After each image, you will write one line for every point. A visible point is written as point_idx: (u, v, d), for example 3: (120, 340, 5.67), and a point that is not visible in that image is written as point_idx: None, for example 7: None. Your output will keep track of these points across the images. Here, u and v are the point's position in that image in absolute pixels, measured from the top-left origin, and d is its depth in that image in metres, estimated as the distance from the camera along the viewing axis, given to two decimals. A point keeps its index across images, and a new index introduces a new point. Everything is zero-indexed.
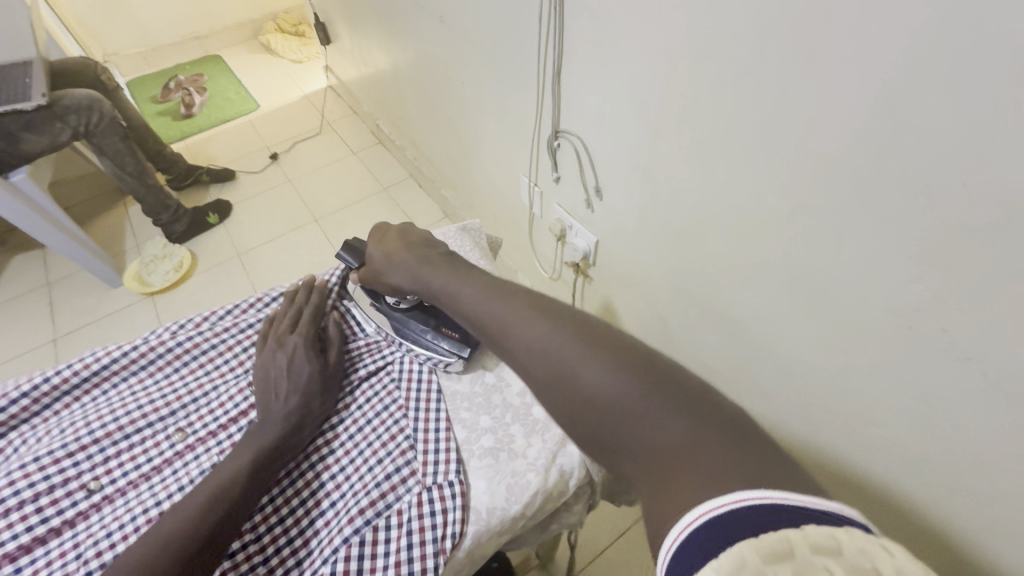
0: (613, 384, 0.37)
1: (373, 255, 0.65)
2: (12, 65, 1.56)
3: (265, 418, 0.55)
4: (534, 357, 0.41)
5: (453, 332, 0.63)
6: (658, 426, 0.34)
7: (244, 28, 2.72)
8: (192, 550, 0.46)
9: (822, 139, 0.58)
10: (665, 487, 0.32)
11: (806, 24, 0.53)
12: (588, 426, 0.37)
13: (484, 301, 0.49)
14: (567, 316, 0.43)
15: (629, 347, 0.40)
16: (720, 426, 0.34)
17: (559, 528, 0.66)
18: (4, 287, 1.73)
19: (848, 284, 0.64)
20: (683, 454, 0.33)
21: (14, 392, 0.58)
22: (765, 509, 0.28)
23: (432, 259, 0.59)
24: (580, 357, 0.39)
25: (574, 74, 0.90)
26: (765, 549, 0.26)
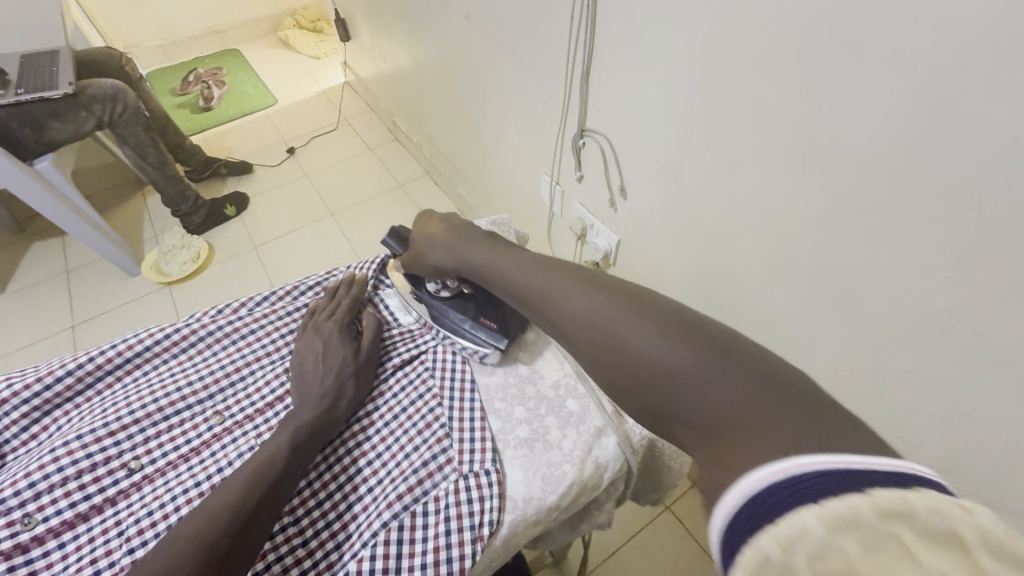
0: (662, 350, 0.37)
1: (415, 235, 0.66)
2: (38, 54, 1.58)
3: (303, 399, 0.57)
4: (579, 329, 0.43)
5: (491, 322, 0.64)
6: (710, 391, 0.34)
7: (262, 23, 2.75)
8: (236, 528, 0.46)
9: (860, 142, 0.58)
10: (724, 455, 0.31)
11: (848, 25, 0.53)
12: (638, 392, 0.38)
13: (527, 277, 0.50)
14: (618, 288, 0.44)
15: (679, 315, 0.39)
16: (777, 391, 0.33)
17: (590, 526, 0.66)
18: (23, 274, 1.75)
19: (880, 287, 0.64)
20: (739, 420, 0.32)
21: (58, 369, 0.59)
22: (830, 476, 0.26)
23: (473, 238, 0.60)
24: (628, 325, 0.40)
25: (602, 73, 0.90)
26: (837, 517, 0.24)
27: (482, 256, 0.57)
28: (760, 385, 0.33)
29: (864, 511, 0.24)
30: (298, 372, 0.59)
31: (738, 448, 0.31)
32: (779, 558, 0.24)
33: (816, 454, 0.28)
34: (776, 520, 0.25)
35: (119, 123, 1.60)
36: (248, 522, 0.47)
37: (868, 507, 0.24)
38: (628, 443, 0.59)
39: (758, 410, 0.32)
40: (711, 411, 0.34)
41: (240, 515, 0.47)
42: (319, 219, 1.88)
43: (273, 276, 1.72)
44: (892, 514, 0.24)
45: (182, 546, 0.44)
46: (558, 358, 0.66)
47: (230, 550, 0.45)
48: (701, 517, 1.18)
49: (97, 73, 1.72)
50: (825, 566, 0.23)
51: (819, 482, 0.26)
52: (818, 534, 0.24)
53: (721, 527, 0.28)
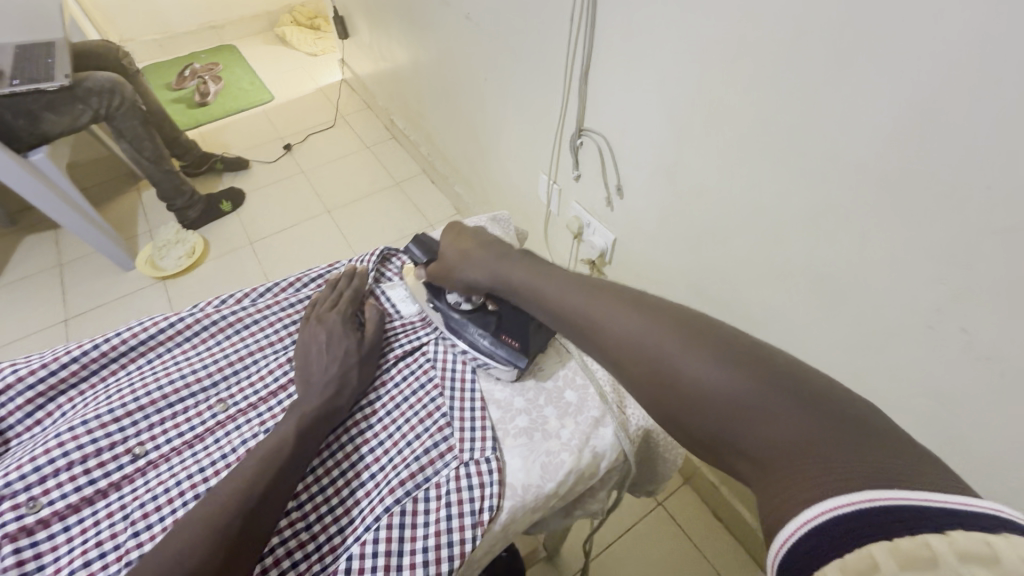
0: (720, 378, 0.37)
1: (448, 253, 0.68)
2: (34, 46, 1.57)
3: (307, 388, 0.58)
4: (627, 353, 0.44)
5: (512, 340, 0.63)
6: (774, 421, 0.34)
7: (260, 20, 2.74)
8: (245, 514, 0.47)
9: (851, 143, 0.60)
10: (785, 488, 0.31)
11: (841, 30, 0.55)
12: (696, 419, 0.38)
13: (568, 297, 0.52)
14: (668, 315, 0.44)
15: (734, 343, 0.40)
16: (844, 421, 0.33)
17: (585, 515, 0.68)
18: (15, 267, 1.74)
19: (869, 285, 0.66)
20: (799, 450, 0.32)
21: (64, 356, 0.60)
22: (902, 512, 0.26)
23: (509, 257, 0.63)
24: (681, 352, 0.40)
25: (601, 74, 0.92)
26: (907, 557, 0.24)
27: (520, 274, 0.59)
28: (828, 415, 0.33)
29: (943, 553, 0.24)
30: (303, 362, 0.60)
31: (793, 479, 0.31)
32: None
33: (885, 487, 0.28)
34: (845, 554, 0.26)
35: (116, 116, 1.59)
36: (257, 507, 0.48)
37: (946, 548, 0.24)
38: (625, 433, 0.60)
39: (825, 440, 0.32)
40: (772, 442, 0.34)
41: (247, 501, 0.48)
42: (315, 215, 1.88)
43: (268, 272, 1.72)
44: (972, 557, 0.23)
45: (193, 531, 0.45)
46: (558, 353, 0.68)
47: (241, 533, 0.46)
48: (691, 511, 1.20)
49: (93, 66, 1.71)
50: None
51: (893, 516, 0.26)
52: (891, 571, 0.24)
53: (784, 554, 0.29)
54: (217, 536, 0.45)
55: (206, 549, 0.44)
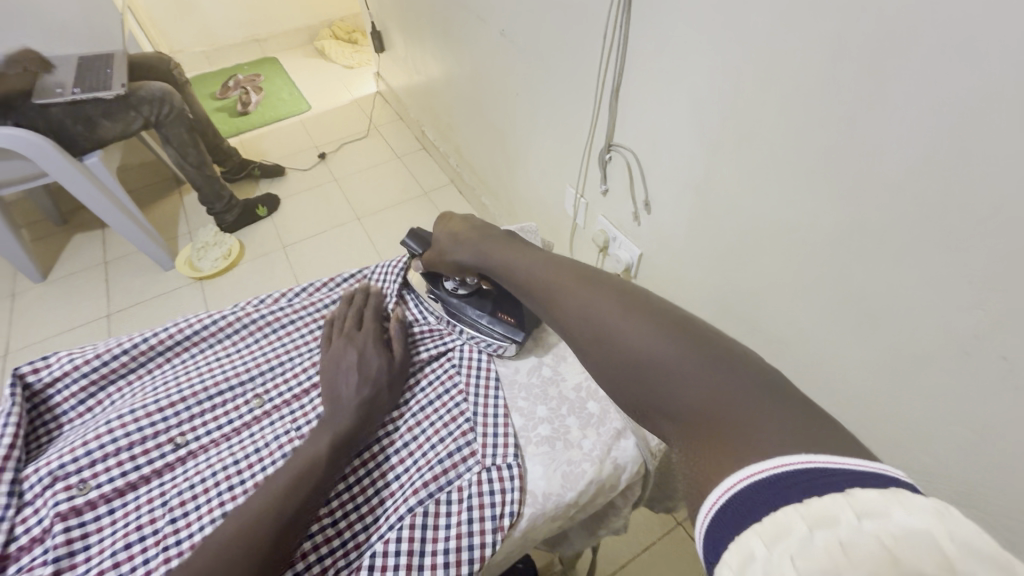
0: (658, 347, 0.40)
1: (440, 237, 0.69)
2: (95, 57, 1.67)
3: (337, 408, 0.57)
4: (579, 328, 0.46)
5: (509, 316, 0.68)
6: (701, 387, 0.37)
7: (301, 34, 2.86)
8: (287, 513, 0.49)
9: (887, 163, 0.59)
10: (712, 454, 0.33)
11: (877, 52, 0.55)
12: (631, 384, 0.41)
13: (541, 275, 0.53)
14: (614, 292, 0.47)
15: (666, 316, 0.42)
16: (761, 389, 0.35)
17: (606, 532, 0.68)
18: (64, 263, 1.83)
19: (903, 308, 0.65)
20: (714, 416, 0.35)
21: (116, 347, 0.63)
22: (813, 478, 0.28)
23: (494, 239, 0.63)
24: (622, 325, 0.43)
25: (632, 89, 0.94)
26: (816, 517, 0.26)
27: (502, 255, 0.60)
28: (745, 382, 0.36)
29: (842, 512, 0.25)
30: (330, 376, 0.60)
31: (710, 443, 0.34)
32: (763, 553, 0.26)
33: (794, 454, 0.30)
34: (762, 518, 0.27)
35: (165, 124, 1.68)
36: (299, 507, 0.50)
37: (847, 506, 0.26)
38: (646, 446, 0.61)
39: (739, 405, 0.35)
40: (696, 405, 0.36)
41: (288, 499, 0.50)
42: (345, 223, 1.94)
43: (299, 275, 1.77)
44: (869, 512, 0.25)
45: (236, 525, 0.47)
46: (581, 362, 0.68)
47: (281, 530, 0.48)
48: None
49: (148, 76, 1.81)
50: (807, 561, 0.24)
51: (804, 481, 0.28)
52: (802, 532, 0.25)
53: (711, 517, 0.30)
54: (259, 531, 0.47)
55: (251, 542, 0.47)
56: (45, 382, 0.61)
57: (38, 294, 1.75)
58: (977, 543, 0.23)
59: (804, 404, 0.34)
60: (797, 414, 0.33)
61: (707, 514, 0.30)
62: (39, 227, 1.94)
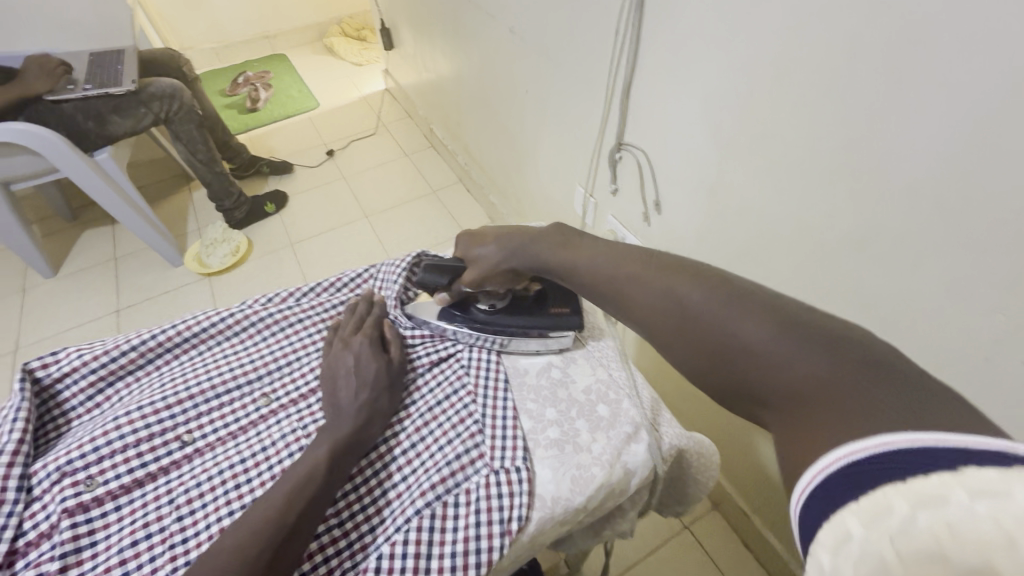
0: (745, 329, 0.38)
1: (482, 249, 0.66)
2: (106, 54, 1.68)
3: (337, 415, 0.57)
4: (661, 316, 0.45)
5: (562, 307, 0.69)
6: (799, 368, 0.34)
7: (310, 30, 2.86)
8: (294, 518, 0.49)
9: (906, 165, 0.58)
10: (807, 437, 0.32)
11: (897, 50, 0.54)
12: (722, 368, 0.39)
13: (610, 270, 0.53)
14: (694, 276, 0.45)
15: (752, 296, 0.40)
16: (862, 368, 0.32)
17: (613, 534, 0.67)
18: (74, 258, 1.84)
19: (920, 314, 0.63)
20: (817, 399, 0.33)
21: (124, 344, 0.63)
22: (916, 457, 0.25)
23: (547, 235, 0.62)
24: (706, 309, 0.41)
25: (643, 88, 0.92)
26: (921, 498, 0.23)
27: (561, 254, 0.59)
28: (845, 363, 0.33)
29: (951, 491, 0.22)
30: (330, 386, 0.60)
31: (810, 426, 0.32)
32: (859, 532, 0.24)
33: (902, 432, 0.26)
34: (859, 497, 0.25)
35: (175, 120, 1.68)
36: (307, 509, 0.50)
37: (957, 485, 0.22)
38: (657, 449, 0.60)
39: (841, 389, 0.32)
40: (795, 390, 0.34)
41: (298, 501, 0.50)
42: (353, 220, 1.94)
43: (306, 273, 1.78)
44: (985, 492, 0.21)
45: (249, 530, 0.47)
46: (592, 365, 0.68)
47: (289, 534, 0.48)
48: (719, 535, 1.17)
49: (158, 72, 1.82)
50: (911, 542, 0.22)
51: (904, 462, 0.25)
52: (903, 512, 0.23)
53: (805, 497, 0.29)
54: (269, 534, 0.47)
55: (260, 544, 0.46)
56: (53, 377, 0.61)
57: (48, 289, 1.76)
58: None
59: (898, 380, 0.31)
60: (904, 389, 0.30)
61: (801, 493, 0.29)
62: (49, 223, 1.95)
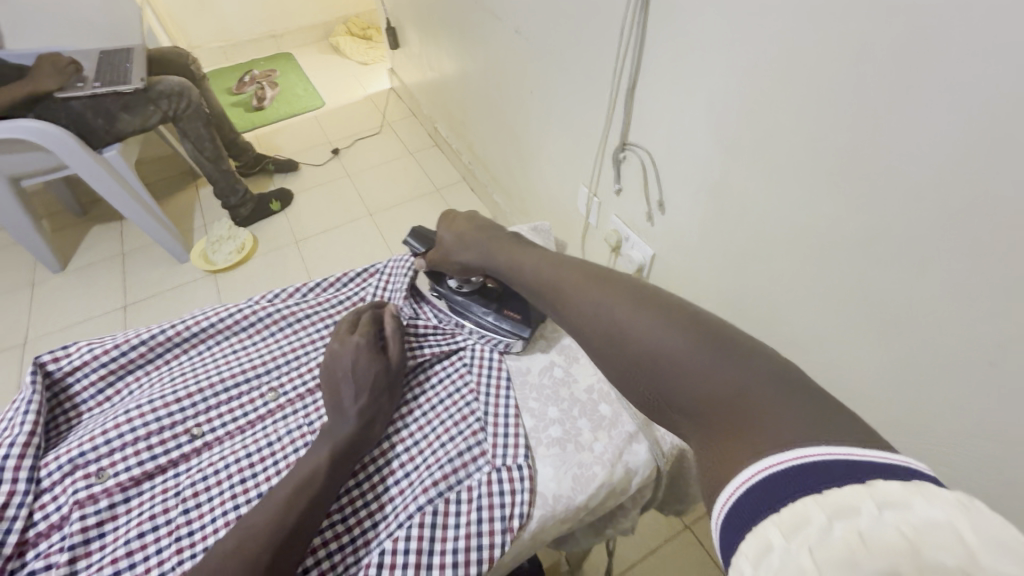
0: (668, 340, 0.40)
1: (443, 237, 0.71)
2: (114, 52, 1.69)
3: (339, 417, 0.57)
4: (589, 324, 0.47)
5: (515, 313, 0.70)
6: (715, 377, 0.37)
7: (316, 30, 2.87)
8: (297, 516, 0.49)
9: (908, 168, 0.58)
10: (728, 442, 0.34)
11: (900, 53, 0.54)
12: (645, 378, 0.41)
13: (549, 276, 0.55)
14: (619, 285, 0.48)
15: (674, 308, 0.43)
16: (768, 377, 0.36)
17: (614, 533, 0.67)
18: (82, 254, 1.86)
19: (924, 316, 0.63)
20: (734, 402, 0.35)
21: (134, 338, 0.64)
22: (833, 468, 0.28)
23: (500, 239, 0.65)
24: (632, 317, 0.44)
25: (648, 88, 0.93)
26: (836, 508, 0.26)
27: (508, 256, 0.62)
28: (751, 370, 0.36)
29: (861, 503, 0.26)
30: (331, 389, 0.59)
31: (737, 437, 0.33)
32: (780, 543, 0.26)
33: (815, 444, 0.30)
34: (781, 508, 0.28)
35: (182, 118, 1.69)
36: (309, 508, 0.50)
37: (867, 497, 0.26)
38: (658, 449, 0.60)
39: (754, 397, 0.35)
40: (712, 394, 0.36)
41: (300, 500, 0.50)
42: (358, 218, 1.94)
43: (311, 270, 1.78)
44: (889, 504, 0.26)
45: (250, 528, 0.47)
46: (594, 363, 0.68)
47: (290, 534, 0.48)
48: None
49: (166, 70, 1.83)
50: (828, 551, 0.25)
51: (820, 472, 0.28)
52: (821, 522, 0.26)
53: (728, 506, 0.31)
54: (271, 533, 0.47)
55: (262, 544, 0.47)
56: (65, 370, 0.62)
57: (56, 285, 1.78)
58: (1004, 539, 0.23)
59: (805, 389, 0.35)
60: (802, 395, 0.34)
61: (723, 503, 0.31)
62: (57, 218, 1.97)
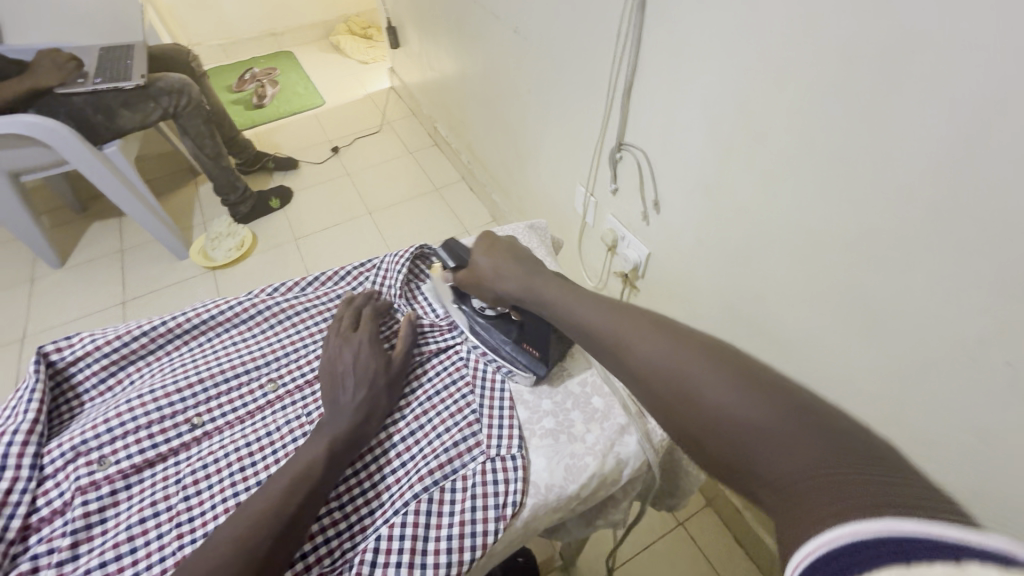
0: (737, 402, 0.38)
1: (480, 262, 0.68)
2: (116, 48, 1.70)
3: (336, 410, 0.58)
4: (650, 375, 0.45)
5: (533, 349, 0.66)
6: (792, 447, 0.34)
7: (317, 28, 2.88)
8: (293, 509, 0.50)
9: (898, 167, 0.59)
10: (792, 510, 0.30)
11: (890, 56, 0.55)
12: (711, 441, 0.39)
13: (602, 321, 0.53)
14: (686, 340, 0.45)
15: (754, 373, 0.40)
16: (864, 459, 0.31)
17: (605, 525, 0.69)
18: (81, 250, 1.86)
19: (912, 313, 0.65)
20: (812, 479, 0.31)
21: (136, 330, 0.66)
22: None
23: (544, 277, 0.63)
24: (702, 375, 0.41)
25: (644, 88, 0.94)
26: None
27: (554, 294, 0.60)
28: (839, 451, 0.32)
29: None
30: (330, 383, 0.60)
31: (804, 500, 0.30)
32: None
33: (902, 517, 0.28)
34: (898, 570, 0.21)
35: (182, 115, 1.70)
36: (307, 498, 0.51)
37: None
38: (648, 441, 0.62)
39: (834, 473, 0.31)
40: (793, 472, 0.33)
41: (297, 492, 0.51)
42: (357, 216, 1.96)
43: (310, 268, 1.79)
44: None
45: (248, 519, 0.48)
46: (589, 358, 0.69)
47: (288, 524, 0.49)
48: (712, 533, 1.18)
49: (167, 67, 1.84)
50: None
51: None
52: None
53: (819, 553, 0.25)
54: (272, 521, 0.49)
55: (262, 533, 0.48)
56: (67, 360, 0.63)
57: (56, 280, 1.79)
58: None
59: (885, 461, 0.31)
60: (895, 472, 0.30)
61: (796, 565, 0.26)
62: (57, 214, 1.98)
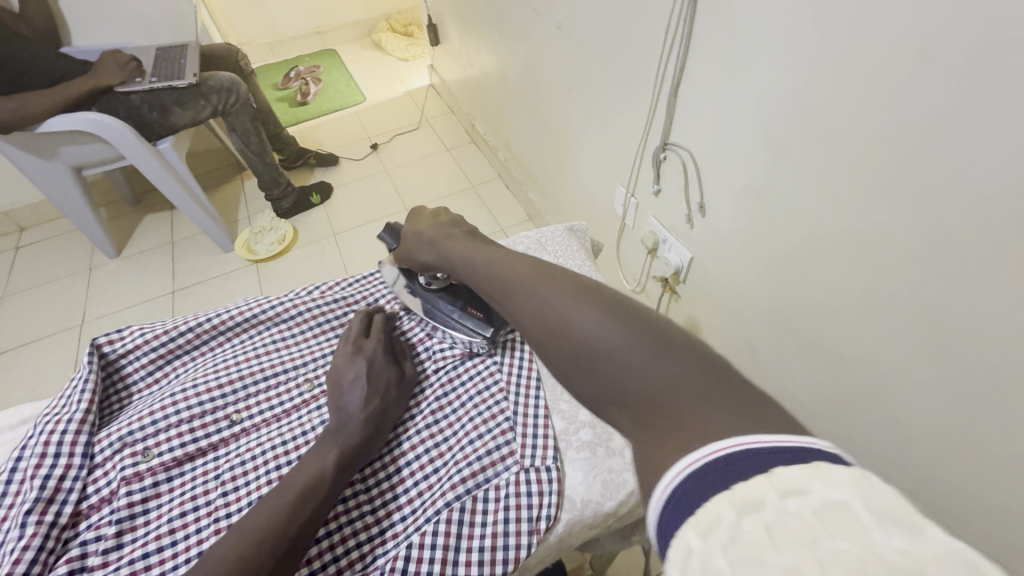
0: (601, 334, 0.40)
1: (406, 232, 0.69)
2: (171, 48, 1.77)
3: (344, 420, 0.57)
4: (535, 320, 0.45)
5: (478, 312, 0.67)
6: (648, 370, 0.37)
7: (360, 27, 2.93)
8: (296, 529, 0.49)
9: (981, 173, 0.53)
10: (664, 435, 0.32)
11: (976, 48, 0.50)
12: (580, 369, 0.40)
13: (499, 270, 0.53)
14: (573, 285, 0.46)
15: (627, 309, 0.42)
16: (709, 380, 0.35)
17: (639, 539, 0.67)
18: (135, 241, 1.96)
19: (991, 334, 0.58)
20: (674, 402, 0.34)
21: (182, 325, 0.67)
22: (752, 457, 0.27)
23: (456, 238, 0.63)
24: (579, 316, 0.42)
25: (692, 86, 0.90)
26: (741, 500, 0.25)
27: (461, 253, 0.60)
28: (694, 372, 0.35)
29: (768, 493, 0.25)
30: (336, 390, 0.60)
31: (675, 425, 0.32)
32: (699, 546, 0.24)
33: (750, 434, 0.29)
34: (693, 512, 0.26)
35: (231, 112, 1.75)
36: (320, 506, 0.51)
37: (769, 487, 0.25)
38: None
39: (687, 397, 0.34)
40: (644, 396, 0.36)
41: (303, 507, 0.50)
42: (393, 213, 1.97)
43: (347, 263, 1.82)
44: (791, 491, 0.25)
45: (247, 535, 0.47)
46: None
47: (294, 539, 0.48)
48: None
49: (218, 66, 1.90)
50: (739, 548, 0.23)
51: (741, 462, 0.27)
52: (731, 520, 0.25)
53: (654, 512, 0.28)
54: (286, 529, 0.48)
55: (270, 540, 0.47)
56: (119, 353, 0.66)
57: (113, 269, 1.88)
58: (894, 509, 0.24)
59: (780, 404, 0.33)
60: (738, 392, 0.34)
61: (654, 507, 0.29)
62: (115, 206, 2.08)
